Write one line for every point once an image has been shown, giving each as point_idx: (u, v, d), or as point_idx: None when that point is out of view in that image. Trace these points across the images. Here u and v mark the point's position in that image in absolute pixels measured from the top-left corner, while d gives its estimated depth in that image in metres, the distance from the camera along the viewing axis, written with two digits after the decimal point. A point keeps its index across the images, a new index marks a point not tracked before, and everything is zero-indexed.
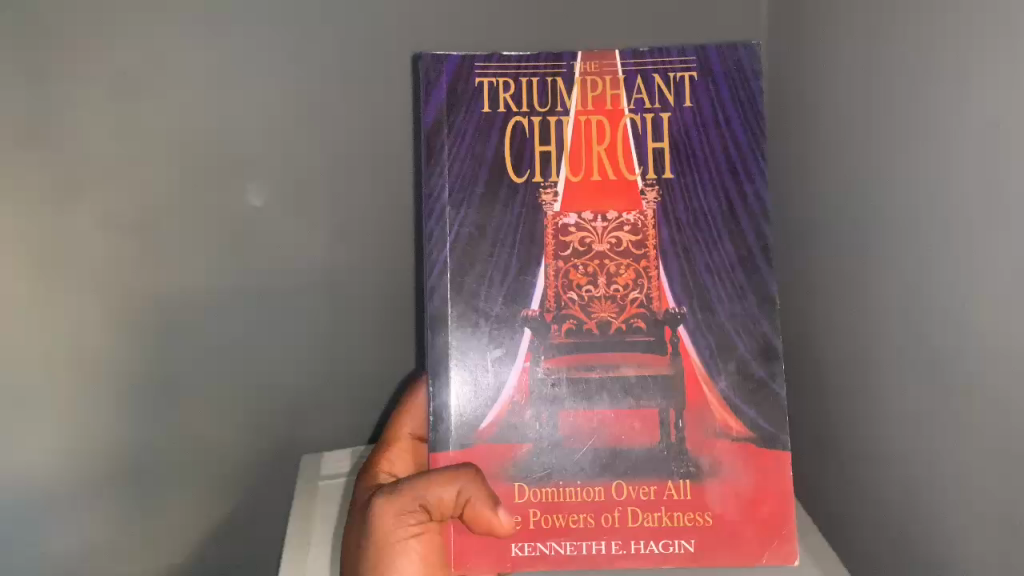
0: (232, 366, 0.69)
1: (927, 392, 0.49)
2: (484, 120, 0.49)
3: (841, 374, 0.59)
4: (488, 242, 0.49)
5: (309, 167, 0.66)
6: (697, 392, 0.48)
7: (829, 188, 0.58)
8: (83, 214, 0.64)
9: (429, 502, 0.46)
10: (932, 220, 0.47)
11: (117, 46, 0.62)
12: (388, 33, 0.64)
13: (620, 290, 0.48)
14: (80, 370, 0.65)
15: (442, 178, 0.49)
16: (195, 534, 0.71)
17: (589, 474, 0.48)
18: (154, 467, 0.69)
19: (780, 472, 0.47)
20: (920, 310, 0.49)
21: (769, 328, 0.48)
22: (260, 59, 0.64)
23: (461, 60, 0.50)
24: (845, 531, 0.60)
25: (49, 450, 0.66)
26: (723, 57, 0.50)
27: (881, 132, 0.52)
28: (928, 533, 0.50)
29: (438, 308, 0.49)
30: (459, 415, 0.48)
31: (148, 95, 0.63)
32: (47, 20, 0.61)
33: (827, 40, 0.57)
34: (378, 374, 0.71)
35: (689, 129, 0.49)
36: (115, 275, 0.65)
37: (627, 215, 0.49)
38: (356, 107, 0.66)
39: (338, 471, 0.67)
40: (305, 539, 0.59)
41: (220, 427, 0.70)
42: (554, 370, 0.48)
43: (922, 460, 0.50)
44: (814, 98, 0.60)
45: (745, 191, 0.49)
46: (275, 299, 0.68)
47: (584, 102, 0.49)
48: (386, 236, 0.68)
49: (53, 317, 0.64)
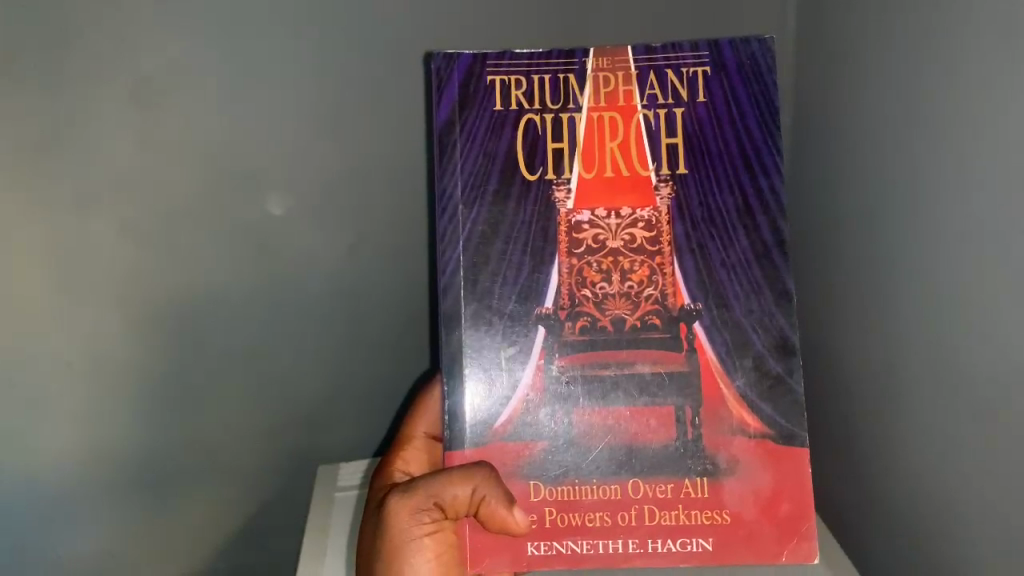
0: (251, 375, 0.69)
1: (944, 405, 0.49)
2: (496, 117, 0.49)
3: (859, 378, 0.58)
4: (501, 240, 0.49)
5: (326, 177, 0.66)
6: (713, 389, 0.47)
7: (852, 191, 0.57)
8: (103, 223, 0.63)
9: (443, 501, 0.47)
10: (954, 233, 0.47)
11: (136, 56, 0.60)
12: (403, 35, 0.63)
13: (634, 286, 0.48)
14: (100, 380, 0.66)
15: (455, 177, 0.49)
16: (217, 533, 0.73)
17: (605, 473, 0.47)
18: (175, 471, 0.70)
19: (797, 469, 0.47)
20: (941, 325, 0.48)
21: (786, 324, 0.47)
22: (277, 69, 0.62)
23: (472, 58, 0.49)
24: (861, 541, 0.60)
25: (72, 455, 0.67)
26: (737, 51, 0.49)
27: (907, 136, 0.50)
28: (941, 545, 0.50)
29: (452, 307, 0.49)
30: (474, 414, 0.48)
31: (170, 104, 0.62)
32: (63, 26, 0.59)
33: (861, 37, 0.55)
34: (393, 377, 0.72)
35: (703, 124, 0.49)
36: (131, 287, 0.65)
37: (641, 212, 0.48)
38: (371, 117, 0.65)
39: (352, 483, 0.67)
40: (318, 552, 0.59)
41: (241, 434, 0.71)
42: (569, 369, 0.48)
43: (938, 471, 0.50)
44: (842, 97, 0.58)
45: (760, 186, 0.48)
46: (293, 307, 0.68)
47: (597, 98, 0.49)
48: (400, 248, 0.69)
49: (74, 325, 0.65)
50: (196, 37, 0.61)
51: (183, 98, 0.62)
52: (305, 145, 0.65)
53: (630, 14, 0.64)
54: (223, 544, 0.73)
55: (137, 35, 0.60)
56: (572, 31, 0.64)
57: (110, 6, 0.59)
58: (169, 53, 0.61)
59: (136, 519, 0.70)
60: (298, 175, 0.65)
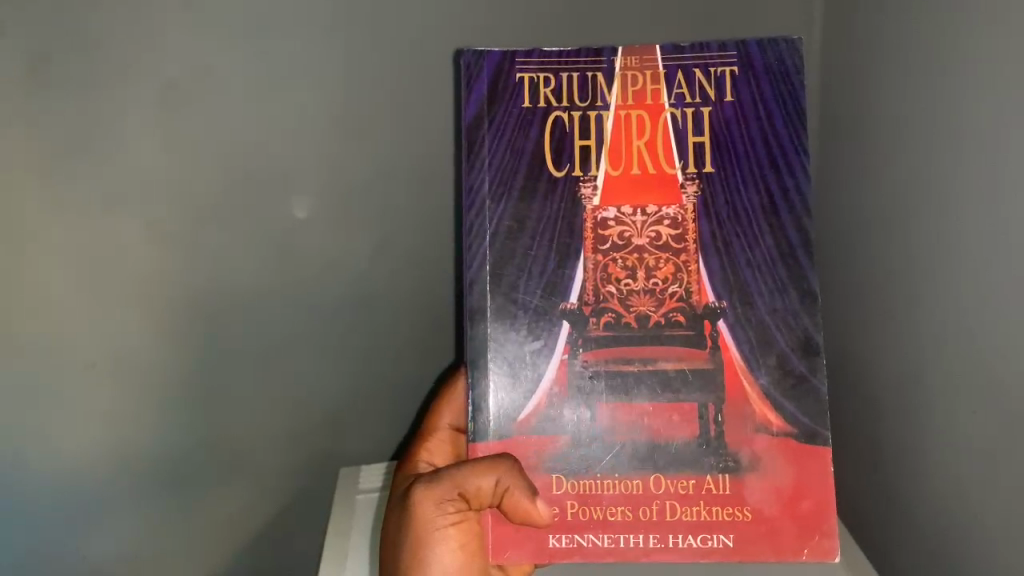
0: (272, 374, 0.70)
1: (968, 413, 0.49)
2: (524, 114, 0.50)
3: (884, 385, 0.58)
4: (527, 235, 0.49)
5: (353, 176, 0.66)
6: (736, 386, 0.48)
7: (877, 201, 0.57)
8: (128, 224, 0.64)
9: (467, 490, 0.47)
10: (979, 236, 0.47)
11: (168, 56, 0.62)
12: (430, 34, 0.64)
13: (660, 283, 0.48)
14: (123, 378, 0.67)
15: (482, 173, 0.50)
16: (237, 533, 0.73)
17: (626, 467, 0.48)
18: (194, 470, 0.70)
19: (820, 468, 0.47)
20: (965, 330, 0.48)
21: (810, 323, 0.48)
22: (307, 70, 0.63)
23: (502, 55, 0.50)
24: (886, 550, 0.60)
25: (93, 452, 0.68)
26: (765, 52, 0.49)
27: (936, 142, 0.50)
28: (961, 554, 0.50)
29: (477, 301, 0.49)
30: (498, 408, 0.49)
31: (196, 106, 0.63)
32: (93, 33, 0.61)
33: (893, 43, 0.55)
34: (416, 376, 0.72)
35: (730, 124, 0.49)
36: (156, 286, 0.66)
37: (666, 210, 0.49)
38: (400, 115, 0.65)
39: (373, 486, 0.68)
40: (340, 554, 0.60)
41: (261, 433, 0.71)
42: (593, 363, 0.48)
43: (959, 480, 0.50)
44: (869, 104, 0.58)
45: (786, 186, 0.48)
46: (319, 308, 0.69)
47: (625, 96, 0.49)
48: (425, 250, 0.69)
49: (98, 323, 0.66)
50: (223, 41, 0.62)
51: (210, 101, 0.63)
52: (332, 144, 0.65)
53: (655, 23, 0.64)
54: (242, 546, 0.74)
55: (164, 39, 0.61)
56: (604, 37, 0.64)
57: (138, 12, 0.61)
58: (201, 53, 0.62)
59: (156, 516, 0.71)
60: (325, 177, 0.66)
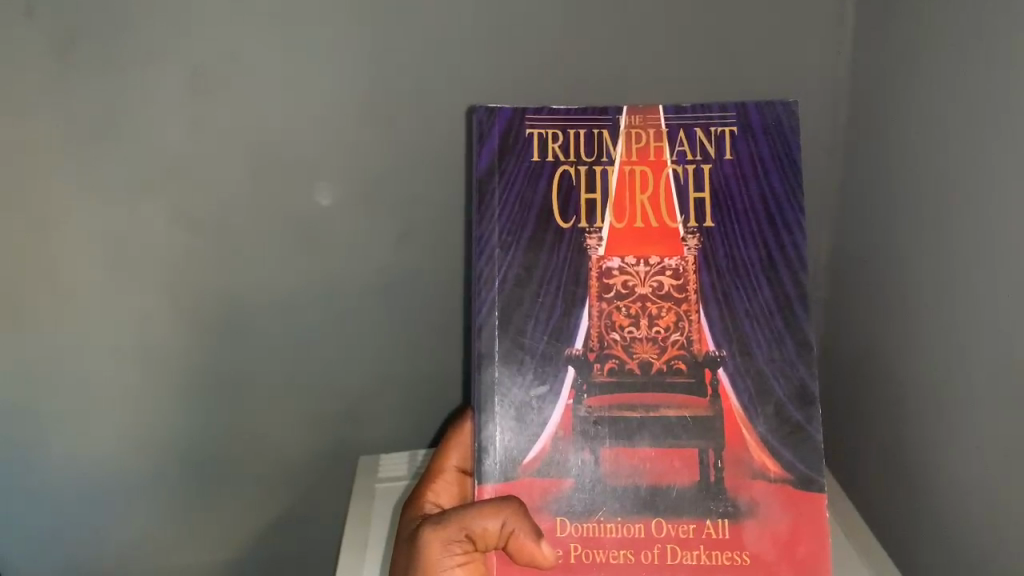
0: (292, 366, 0.71)
1: (988, 436, 0.50)
2: (533, 167, 0.52)
3: (903, 371, 0.59)
4: (535, 282, 0.51)
5: (378, 164, 0.65)
6: (736, 433, 0.49)
7: (898, 211, 0.58)
8: (155, 208, 0.64)
9: (474, 532, 0.48)
10: (1007, 265, 0.47)
11: (195, 43, 0.60)
12: (458, 24, 0.61)
13: (662, 331, 0.50)
14: (146, 364, 0.69)
15: (493, 223, 0.52)
16: (264, 513, 0.76)
17: (629, 510, 0.49)
18: (217, 455, 0.73)
19: (815, 515, 0.48)
20: (987, 356, 0.50)
21: (807, 374, 0.49)
22: (330, 58, 0.61)
23: (513, 112, 0.52)
24: (891, 534, 0.63)
25: (120, 434, 0.71)
26: (763, 113, 0.52)
27: (972, 164, 0.50)
28: (964, 563, 0.53)
29: (485, 346, 0.51)
30: (504, 450, 0.50)
31: (225, 93, 0.62)
32: (119, 13, 0.59)
33: (931, 51, 0.54)
34: (434, 365, 0.72)
35: (730, 180, 0.51)
36: (182, 270, 0.67)
37: (668, 261, 0.51)
38: (424, 111, 0.64)
39: (394, 474, 0.68)
40: (361, 542, 0.61)
41: (283, 426, 0.73)
42: (596, 409, 0.50)
43: (976, 493, 0.52)
44: (899, 110, 0.58)
45: (783, 242, 0.51)
46: (343, 304, 0.69)
47: (629, 153, 0.52)
48: (444, 245, 0.68)
49: (123, 310, 0.67)
50: (251, 29, 0.60)
51: (239, 89, 0.62)
52: (353, 136, 0.64)
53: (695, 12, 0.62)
54: (269, 523, 0.76)
55: (193, 23, 0.60)
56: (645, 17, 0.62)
57: None
58: (229, 41, 0.60)
59: (170, 498, 0.73)
60: (348, 167, 0.65)
